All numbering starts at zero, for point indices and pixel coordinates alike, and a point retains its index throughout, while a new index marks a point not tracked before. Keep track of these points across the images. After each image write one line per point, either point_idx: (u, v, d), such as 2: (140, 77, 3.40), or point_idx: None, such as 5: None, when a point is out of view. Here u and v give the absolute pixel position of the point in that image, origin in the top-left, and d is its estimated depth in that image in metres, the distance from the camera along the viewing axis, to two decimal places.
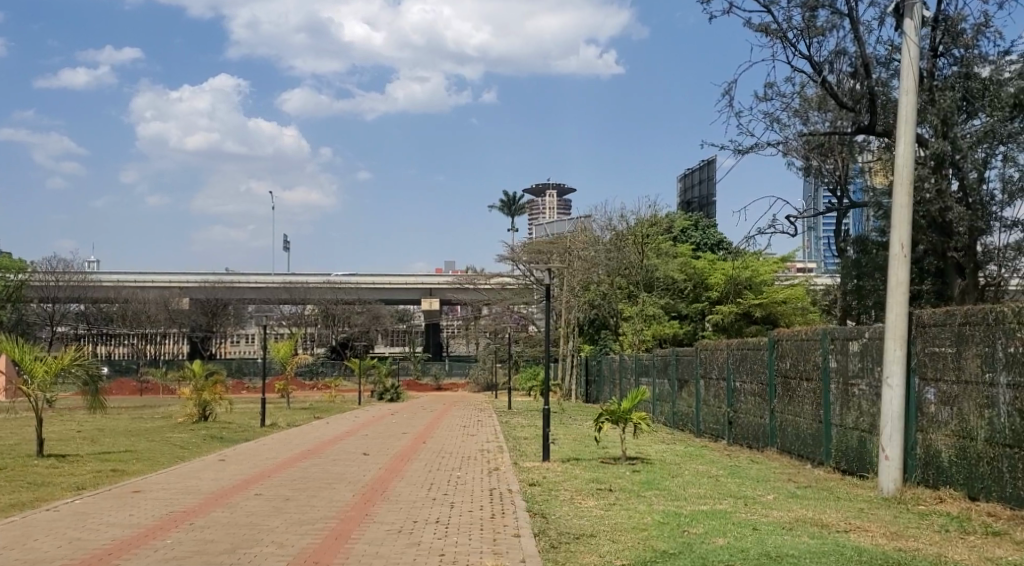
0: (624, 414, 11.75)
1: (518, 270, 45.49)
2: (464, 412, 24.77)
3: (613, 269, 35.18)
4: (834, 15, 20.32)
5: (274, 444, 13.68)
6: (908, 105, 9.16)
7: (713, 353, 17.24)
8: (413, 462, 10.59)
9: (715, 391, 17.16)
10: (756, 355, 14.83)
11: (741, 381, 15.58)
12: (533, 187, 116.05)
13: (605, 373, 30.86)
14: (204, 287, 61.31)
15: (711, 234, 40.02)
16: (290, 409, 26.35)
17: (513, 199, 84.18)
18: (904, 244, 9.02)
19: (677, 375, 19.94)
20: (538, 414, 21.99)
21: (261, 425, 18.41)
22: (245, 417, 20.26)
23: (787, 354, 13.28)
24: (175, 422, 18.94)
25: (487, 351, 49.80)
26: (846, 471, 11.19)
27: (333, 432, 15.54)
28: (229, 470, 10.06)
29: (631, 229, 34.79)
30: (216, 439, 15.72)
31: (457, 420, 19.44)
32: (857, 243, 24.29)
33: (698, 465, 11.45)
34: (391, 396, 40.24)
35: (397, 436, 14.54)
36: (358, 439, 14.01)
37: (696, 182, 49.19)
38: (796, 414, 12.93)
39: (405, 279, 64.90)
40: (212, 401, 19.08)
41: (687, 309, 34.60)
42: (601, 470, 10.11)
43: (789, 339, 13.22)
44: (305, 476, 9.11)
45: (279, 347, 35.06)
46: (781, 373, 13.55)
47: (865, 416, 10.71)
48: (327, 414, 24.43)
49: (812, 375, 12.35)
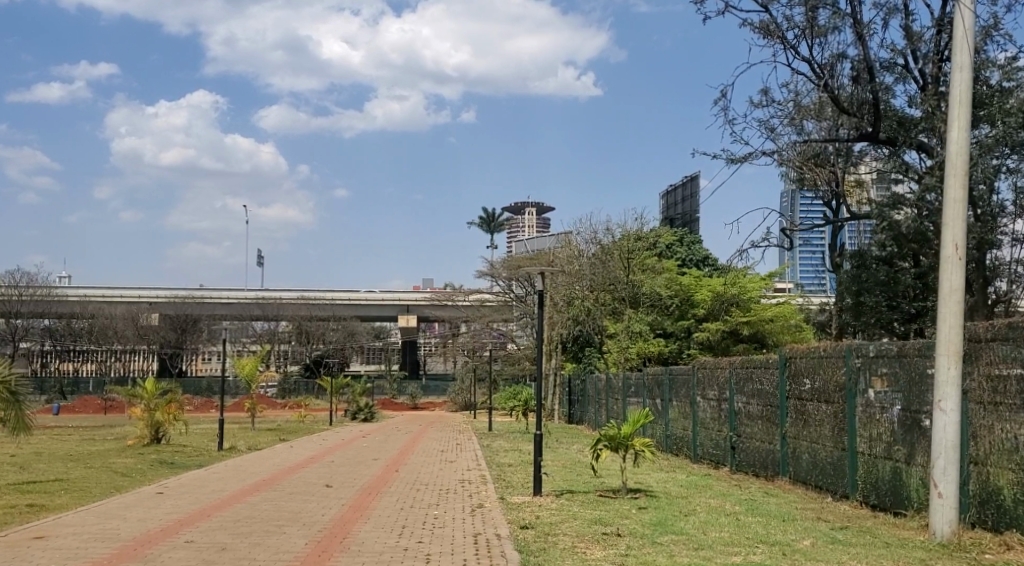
0: (626, 439, 10.36)
1: (497, 286, 44.32)
2: (443, 434, 23.46)
3: (599, 283, 33.84)
4: (837, 14, 19.24)
5: (227, 472, 12.15)
6: (964, 84, 7.86)
7: (711, 372, 15.89)
8: (384, 497, 9.10)
9: (713, 412, 15.85)
10: (763, 374, 13.48)
11: (744, 403, 14.29)
12: (512, 204, 114.87)
13: (590, 392, 29.43)
14: (173, 302, 59.49)
15: (697, 249, 39.00)
16: (255, 431, 24.78)
17: (492, 215, 82.98)
18: (959, 245, 7.71)
19: (670, 395, 18.54)
20: (523, 437, 20.65)
21: (220, 449, 16.85)
22: (203, 440, 18.65)
23: (802, 374, 11.99)
24: (124, 446, 17.42)
25: (465, 370, 48.37)
26: (875, 507, 9.89)
27: (297, 459, 13.97)
28: (167, 506, 8.54)
29: (615, 244, 33.95)
30: (166, 465, 14.15)
31: (434, 443, 18.06)
32: (855, 257, 23.19)
33: (710, 500, 10.06)
34: (365, 416, 38.64)
35: (367, 463, 13.07)
36: (322, 467, 12.48)
37: (680, 199, 48.16)
38: (812, 440, 11.64)
39: (382, 295, 63.87)
40: (165, 421, 17.59)
41: (672, 326, 32.96)
42: (602, 506, 8.71)
43: (803, 357, 11.92)
44: (251, 516, 7.63)
45: (245, 364, 33.41)
46: (794, 395, 12.26)
47: (900, 445, 9.41)
48: (295, 435, 22.95)
49: (832, 396, 11.05)
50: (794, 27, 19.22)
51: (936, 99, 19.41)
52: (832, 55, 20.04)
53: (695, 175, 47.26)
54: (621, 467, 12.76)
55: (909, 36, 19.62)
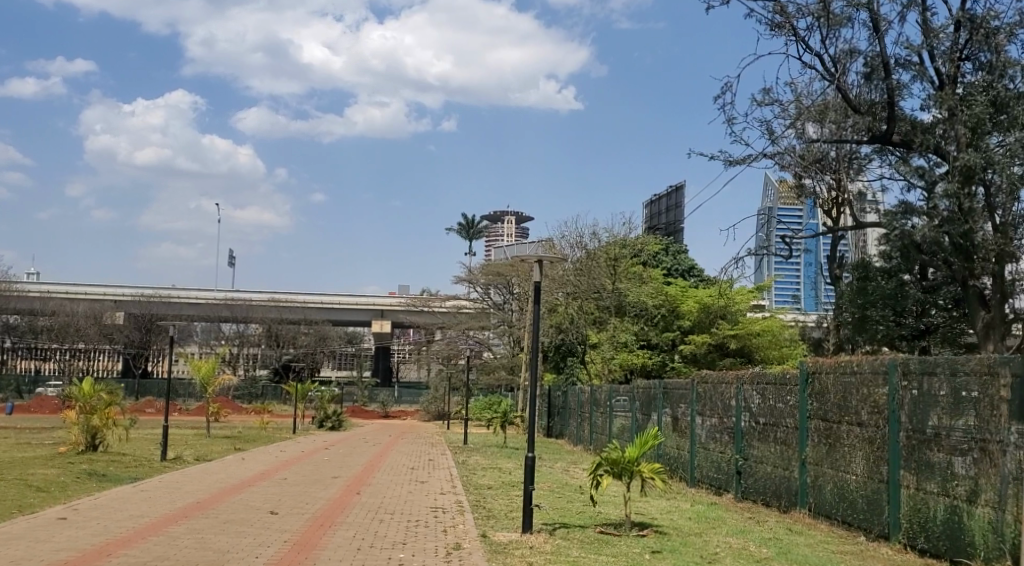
0: (630, 464, 8.74)
1: (474, 293, 43.20)
2: (413, 446, 21.75)
3: (581, 292, 32.58)
4: (855, 4, 17.83)
5: (161, 488, 10.41)
6: None
7: (714, 388, 14.31)
8: (337, 531, 7.43)
9: (716, 436, 14.20)
10: (778, 392, 11.92)
11: (753, 423, 12.72)
12: (491, 213, 113.10)
13: (571, 404, 27.83)
14: (138, 301, 57.38)
15: (683, 259, 37.55)
16: (211, 438, 23.01)
17: (471, 222, 81.41)
18: None
19: (662, 413, 16.92)
20: (502, 453, 19.12)
21: (162, 458, 15.05)
22: (146, 448, 16.82)
23: (828, 391, 10.48)
24: (55, 453, 15.57)
25: (439, 379, 46.78)
26: (925, 552, 8.41)
27: (245, 474, 12.13)
28: (64, 537, 6.84)
29: (602, 248, 32.75)
30: (97, 478, 12.36)
31: (405, 458, 16.39)
32: (857, 268, 21.96)
33: (729, 540, 8.51)
34: (333, 424, 36.80)
35: (326, 483, 11.37)
36: (271, 486, 10.76)
37: (664, 209, 46.87)
38: (838, 468, 10.12)
39: (357, 299, 62.37)
40: (103, 427, 15.77)
41: (658, 338, 31.19)
42: (609, 551, 7.13)
43: (830, 373, 10.42)
44: (165, 559, 5.97)
45: (202, 367, 31.44)
46: (817, 415, 10.74)
47: (961, 482, 7.90)
48: (252, 445, 21.17)
49: (867, 418, 9.50)
50: (806, 18, 17.82)
51: (956, 99, 18.09)
52: (843, 49, 18.70)
53: (681, 184, 45.88)
54: (623, 496, 11.17)
55: (926, 31, 18.32)
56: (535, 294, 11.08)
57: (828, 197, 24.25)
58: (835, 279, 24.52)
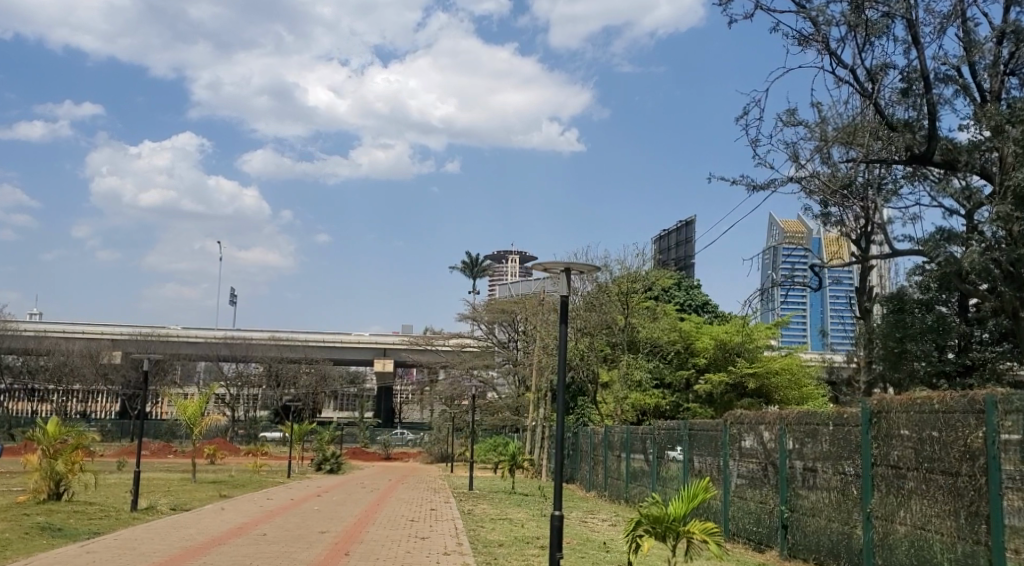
0: (675, 524, 7.20)
1: (477, 330, 41.83)
2: (415, 493, 20.02)
3: (592, 328, 29.64)
4: (893, 13, 16.50)
5: (115, 549, 8.77)
6: None
7: (750, 428, 12.79)
8: None
9: (751, 483, 12.70)
10: (831, 433, 10.40)
11: (801, 467, 11.17)
12: (495, 252, 111.92)
13: (583, 446, 26.25)
14: (136, 340, 56.00)
15: (695, 294, 36.04)
16: (196, 483, 21.37)
17: (475, 260, 80.28)
18: None
19: (688, 457, 15.34)
20: (510, 500, 17.59)
21: (132, 508, 13.49)
22: (116, 497, 15.22)
23: (898, 432, 8.94)
24: (14, 502, 13.99)
25: (442, 419, 45.15)
26: None
27: (218, 529, 10.53)
28: None
29: (613, 280, 29.18)
30: (51, 533, 10.74)
31: (404, 508, 14.81)
32: (892, 299, 20.43)
33: None
34: (331, 466, 34.98)
35: (313, 542, 9.79)
36: (244, 545, 9.17)
37: (673, 244, 45.56)
38: (917, 523, 8.50)
39: (358, 338, 61.11)
40: (69, 474, 14.25)
41: (672, 376, 30.04)
42: None
43: (901, 411, 8.90)
44: None
45: (189, 407, 29.76)
46: (883, 462, 9.20)
47: None
48: (239, 491, 19.50)
49: (956, 467, 7.93)
50: (839, 29, 16.52)
51: (1003, 116, 16.64)
52: (878, 63, 17.37)
53: (691, 219, 44.51)
54: (664, 558, 9.67)
55: (968, 44, 17.00)
56: (561, 310, 9.02)
57: (854, 225, 22.78)
58: (865, 312, 23.07)
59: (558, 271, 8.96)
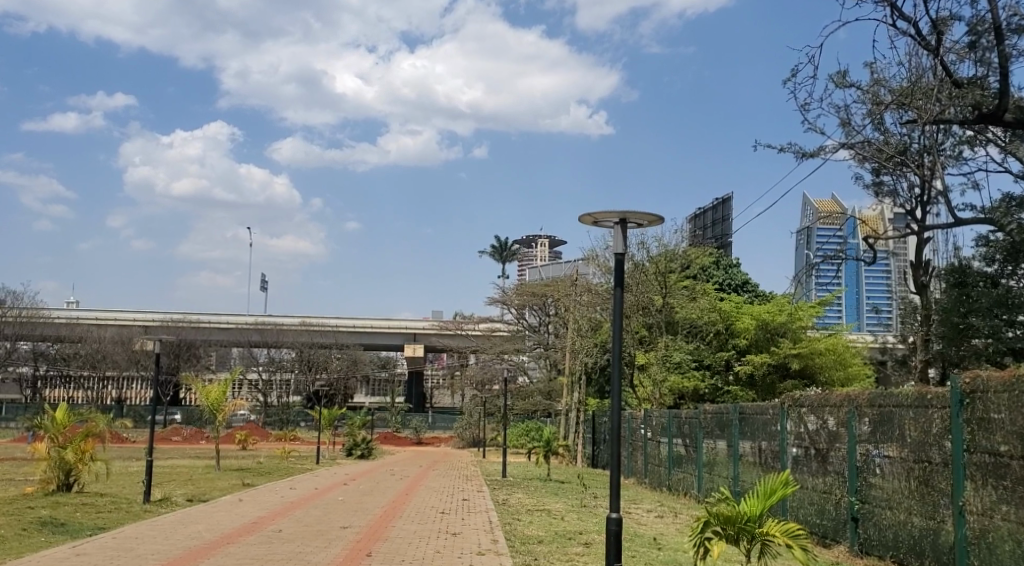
0: (747, 524, 6.20)
1: (508, 315, 40.91)
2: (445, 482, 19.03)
3: (631, 306, 27.44)
4: None
5: (110, 550, 7.82)
6: None
7: (812, 411, 11.59)
8: None
9: (814, 472, 11.54)
10: (911, 416, 9.25)
11: (874, 452, 10.00)
12: (524, 239, 110.91)
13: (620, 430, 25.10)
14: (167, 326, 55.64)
15: (734, 273, 34.74)
16: (221, 472, 20.53)
17: (504, 244, 79.20)
18: None
19: (740, 442, 14.15)
20: (546, 489, 16.56)
21: (143, 501, 12.63)
22: (131, 488, 14.42)
23: (999, 416, 7.75)
24: (22, 494, 13.24)
25: (473, 404, 44.27)
26: None
27: (231, 525, 9.60)
28: None
29: (650, 260, 27.75)
30: (51, 529, 9.87)
31: (435, 499, 13.80)
32: (954, 271, 19.01)
33: None
34: (362, 453, 34.17)
35: (332, 539, 8.80)
36: (256, 544, 8.20)
37: (709, 224, 44.08)
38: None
39: (388, 323, 60.37)
40: (79, 465, 13.46)
41: (712, 357, 28.85)
42: None
43: (1002, 390, 7.72)
44: None
45: (213, 393, 29.01)
46: (980, 448, 8.01)
47: None
48: (262, 479, 18.62)
49: None
50: None
51: None
52: (943, 16, 15.94)
53: (727, 196, 43.01)
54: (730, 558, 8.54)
55: None
56: (617, 271, 7.85)
57: (910, 195, 21.39)
58: (922, 288, 21.70)
59: (612, 224, 7.79)
